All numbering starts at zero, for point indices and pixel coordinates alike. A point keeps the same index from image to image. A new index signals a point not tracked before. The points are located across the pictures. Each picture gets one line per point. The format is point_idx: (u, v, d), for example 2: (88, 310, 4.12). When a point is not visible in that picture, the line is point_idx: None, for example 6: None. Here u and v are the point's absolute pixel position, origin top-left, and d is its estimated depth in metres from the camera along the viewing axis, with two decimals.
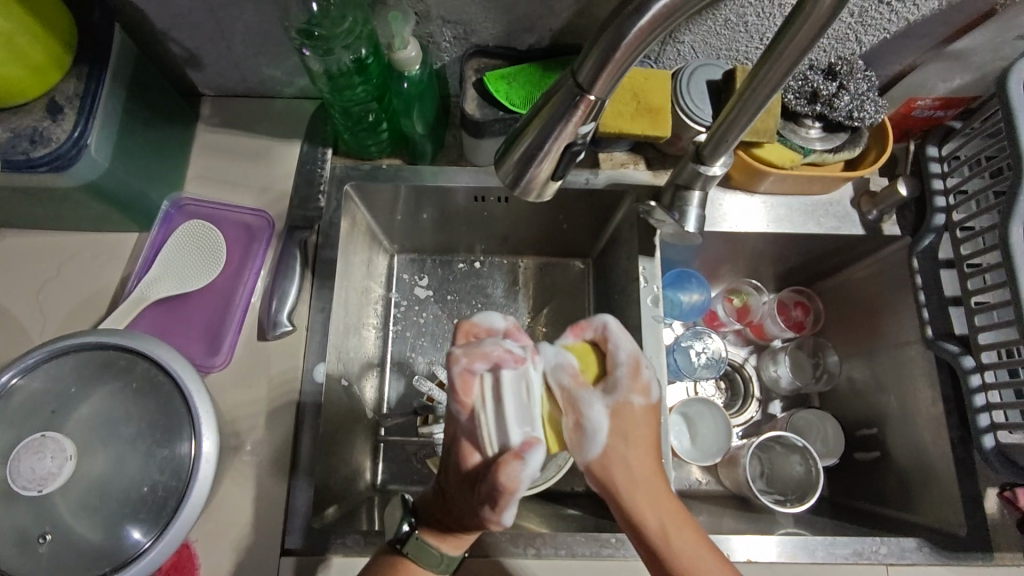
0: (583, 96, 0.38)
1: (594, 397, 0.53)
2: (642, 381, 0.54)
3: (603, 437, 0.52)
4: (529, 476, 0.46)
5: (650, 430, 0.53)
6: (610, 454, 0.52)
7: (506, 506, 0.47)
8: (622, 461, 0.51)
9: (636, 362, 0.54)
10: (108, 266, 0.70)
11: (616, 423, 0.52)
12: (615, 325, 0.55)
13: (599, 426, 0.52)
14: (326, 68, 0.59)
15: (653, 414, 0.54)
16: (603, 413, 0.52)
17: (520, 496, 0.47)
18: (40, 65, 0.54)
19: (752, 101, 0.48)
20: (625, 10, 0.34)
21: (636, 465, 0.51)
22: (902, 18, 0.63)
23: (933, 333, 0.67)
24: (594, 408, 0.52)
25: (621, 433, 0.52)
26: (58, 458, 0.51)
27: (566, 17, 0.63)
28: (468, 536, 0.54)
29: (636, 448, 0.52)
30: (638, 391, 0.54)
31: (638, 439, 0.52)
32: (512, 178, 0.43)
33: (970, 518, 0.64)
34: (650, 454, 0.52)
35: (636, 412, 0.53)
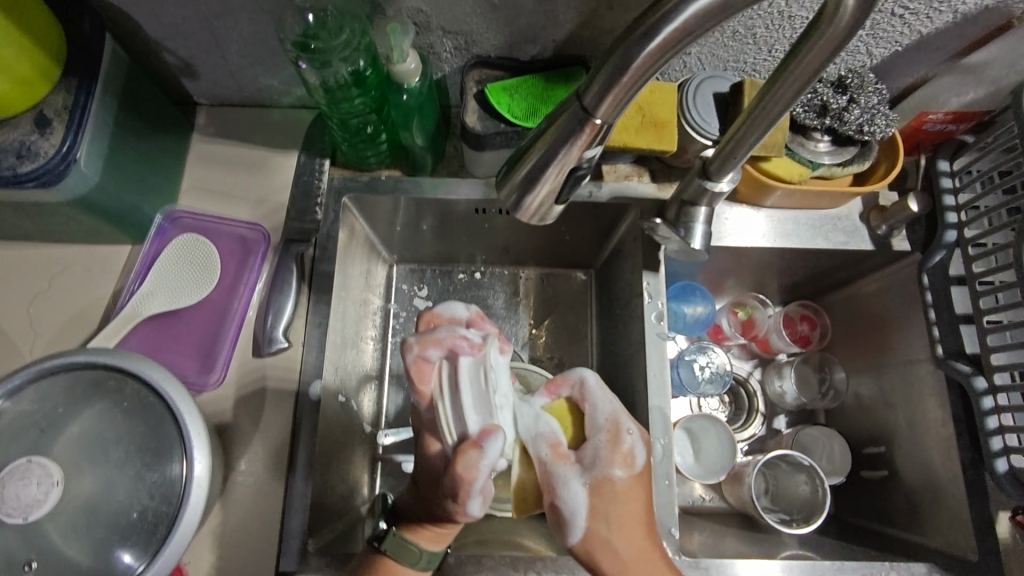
0: (588, 120, 0.37)
1: (572, 474, 0.53)
2: (623, 450, 0.54)
3: (582, 520, 0.53)
4: (488, 464, 0.48)
5: (635, 498, 0.54)
6: (593, 534, 0.52)
7: (471, 492, 0.49)
8: (609, 540, 0.52)
9: (616, 432, 0.55)
10: (101, 279, 0.69)
11: (596, 498, 0.53)
12: (591, 381, 0.57)
13: (577, 505, 0.53)
14: (322, 81, 0.58)
15: (637, 483, 0.55)
16: (581, 491, 0.53)
17: (480, 484, 0.49)
18: (28, 79, 0.53)
19: (761, 120, 0.46)
20: (635, 32, 0.33)
21: (622, 546, 0.52)
22: (914, 31, 0.62)
23: (943, 352, 0.65)
24: (571, 486, 0.53)
25: (603, 509, 0.53)
26: (44, 485, 0.50)
27: (570, 28, 0.61)
28: (448, 529, 0.55)
29: (621, 531, 0.53)
30: (618, 461, 0.54)
31: (623, 517, 0.53)
32: (513, 201, 0.42)
33: (981, 543, 0.62)
34: (636, 527, 0.53)
35: (618, 485, 0.54)
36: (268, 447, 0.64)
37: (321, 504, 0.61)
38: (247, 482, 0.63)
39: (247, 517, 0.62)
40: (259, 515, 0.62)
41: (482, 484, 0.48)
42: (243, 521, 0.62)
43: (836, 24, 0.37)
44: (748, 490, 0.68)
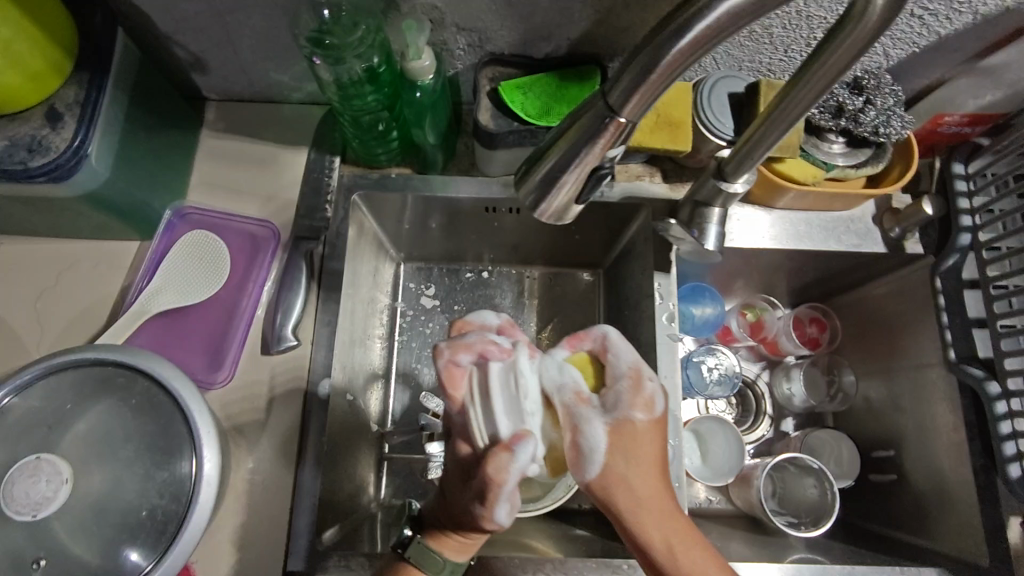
0: (612, 119, 0.37)
1: (594, 414, 0.51)
2: (643, 395, 0.51)
3: (600, 456, 0.49)
4: (523, 471, 0.48)
5: (655, 443, 0.51)
6: (609, 469, 0.49)
7: (501, 498, 0.48)
8: (624, 479, 0.49)
9: (638, 376, 0.52)
10: (108, 275, 0.68)
11: (615, 438, 0.50)
12: (615, 337, 0.55)
13: (597, 443, 0.50)
14: (336, 77, 0.57)
15: (658, 428, 0.52)
16: (602, 429, 0.50)
17: (510, 491, 0.48)
18: (40, 73, 0.53)
19: (781, 121, 0.46)
20: (665, 31, 0.34)
21: (637, 484, 0.49)
22: (932, 32, 0.61)
23: (955, 356, 0.65)
24: (593, 422, 0.50)
25: (621, 451, 0.50)
26: (54, 482, 0.49)
27: (585, 26, 0.60)
28: (474, 540, 0.54)
29: (638, 470, 0.49)
30: (640, 405, 0.51)
31: (641, 458, 0.50)
32: (532, 200, 0.42)
33: (992, 549, 0.62)
34: (654, 470, 0.50)
35: (639, 427, 0.50)
36: (276, 446, 0.64)
37: (328, 504, 0.61)
38: (255, 481, 0.62)
39: (254, 516, 0.61)
40: (266, 514, 0.61)
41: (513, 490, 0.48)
42: (249, 520, 0.61)
43: (863, 24, 0.37)
44: (756, 491, 0.68)
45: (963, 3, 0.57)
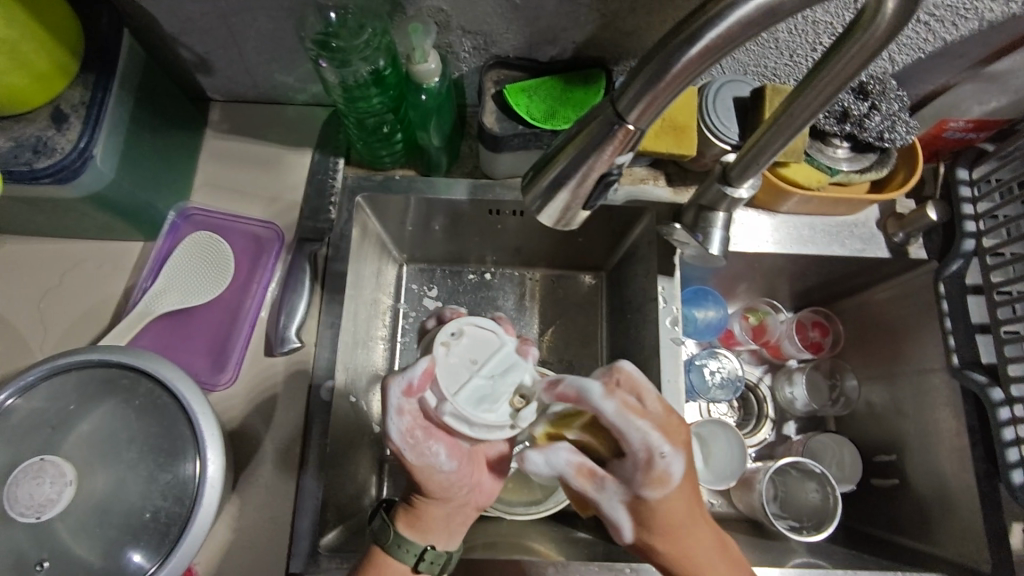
0: (620, 126, 0.37)
1: (610, 496, 0.49)
2: (658, 473, 0.47)
3: (628, 528, 0.49)
4: (407, 382, 0.49)
5: (685, 505, 0.49)
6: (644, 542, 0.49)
7: (387, 408, 0.49)
8: (663, 549, 0.49)
9: (650, 455, 0.47)
10: (112, 276, 0.68)
11: (637, 515, 0.49)
12: (612, 410, 0.48)
13: (622, 523, 0.49)
14: (341, 79, 0.57)
15: (684, 490, 0.48)
16: (622, 511, 0.49)
17: (396, 401, 0.49)
18: (45, 74, 0.53)
19: (788, 127, 0.46)
20: (676, 39, 0.34)
21: (678, 551, 0.48)
22: (938, 38, 0.61)
23: (959, 362, 0.65)
24: (609, 503, 0.49)
25: (651, 526, 0.49)
26: (57, 484, 0.50)
27: (591, 30, 0.60)
28: (424, 511, 0.51)
29: (678, 540, 0.48)
30: (658, 483, 0.47)
31: (677, 525, 0.49)
32: (540, 203, 0.43)
33: (995, 555, 0.62)
34: (693, 528, 0.49)
35: (663, 503, 0.48)
36: (278, 447, 0.64)
37: (330, 505, 0.61)
38: (258, 482, 0.62)
39: (256, 518, 0.61)
40: (268, 516, 0.61)
41: (397, 400, 0.49)
42: (251, 522, 0.61)
43: (873, 31, 0.37)
44: (759, 495, 0.68)
45: (969, 9, 0.57)
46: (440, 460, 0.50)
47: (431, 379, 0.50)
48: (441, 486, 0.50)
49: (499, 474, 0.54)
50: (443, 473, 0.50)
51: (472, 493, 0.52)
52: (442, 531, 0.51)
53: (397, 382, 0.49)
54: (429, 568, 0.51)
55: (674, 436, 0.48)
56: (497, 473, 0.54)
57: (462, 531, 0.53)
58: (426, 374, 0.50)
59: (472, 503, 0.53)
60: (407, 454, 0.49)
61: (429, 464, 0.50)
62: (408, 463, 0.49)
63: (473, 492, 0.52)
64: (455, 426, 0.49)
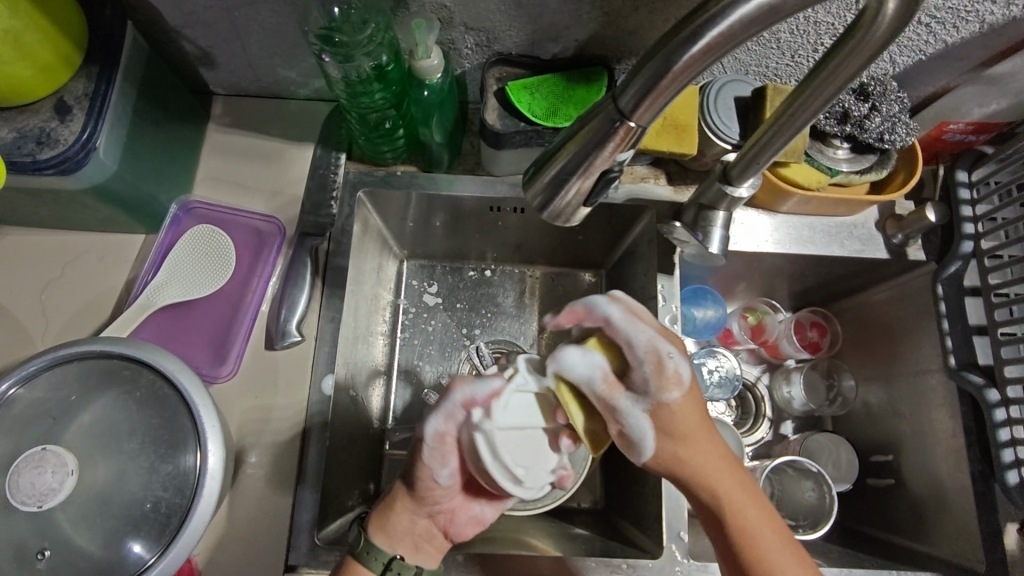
0: (622, 123, 0.38)
1: (632, 403, 0.48)
2: (669, 374, 0.49)
3: (650, 438, 0.49)
4: (470, 394, 0.51)
5: (696, 412, 0.49)
6: (663, 452, 0.49)
7: (439, 405, 0.52)
8: (680, 457, 0.49)
9: (657, 358, 0.49)
10: (114, 268, 0.68)
11: (658, 422, 0.49)
12: (618, 316, 0.51)
13: (645, 432, 0.48)
14: (344, 75, 0.58)
15: (693, 396, 0.50)
16: (645, 418, 0.48)
17: (450, 404, 0.51)
18: (50, 65, 0.53)
19: (788, 126, 0.46)
20: (676, 37, 0.34)
21: (692, 456, 0.48)
22: (939, 40, 0.61)
23: (956, 362, 0.66)
24: (632, 412, 0.48)
25: (668, 434, 0.49)
26: (59, 473, 0.50)
27: (593, 28, 0.61)
28: (396, 519, 0.52)
29: (694, 445, 0.49)
30: (668, 386, 0.48)
31: (690, 431, 0.49)
32: (541, 200, 0.43)
33: (989, 554, 0.62)
34: (705, 435, 0.49)
35: (676, 407, 0.49)
36: (278, 441, 0.64)
37: (329, 498, 0.61)
38: (257, 475, 0.63)
39: (254, 511, 0.62)
40: (266, 509, 0.62)
41: (451, 404, 0.51)
42: (250, 515, 0.61)
43: (873, 32, 0.37)
44: None
45: (970, 11, 0.58)
46: (442, 474, 0.52)
47: (490, 396, 0.50)
48: (427, 493, 0.52)
49: (477, 514, 0.55)
50: (436, 482, 0.52)
51: (442, 517, 0.54)
52: (410, 544, 0.52)
53: (461, 389, 0.51)
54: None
55: (677, 343, 0.50)
56: (475, 514, 0.55)
57: (428, 551, 0.53)
58: (491, 391, 0.50)
59: (440, 525, 0.54)
60: (425, 452, 0.52)
61: (431, 469, 0.52)
62: (419, 459, 0.52)
63: (439, 515, 0.54)
64: (480, 450, 0.49)
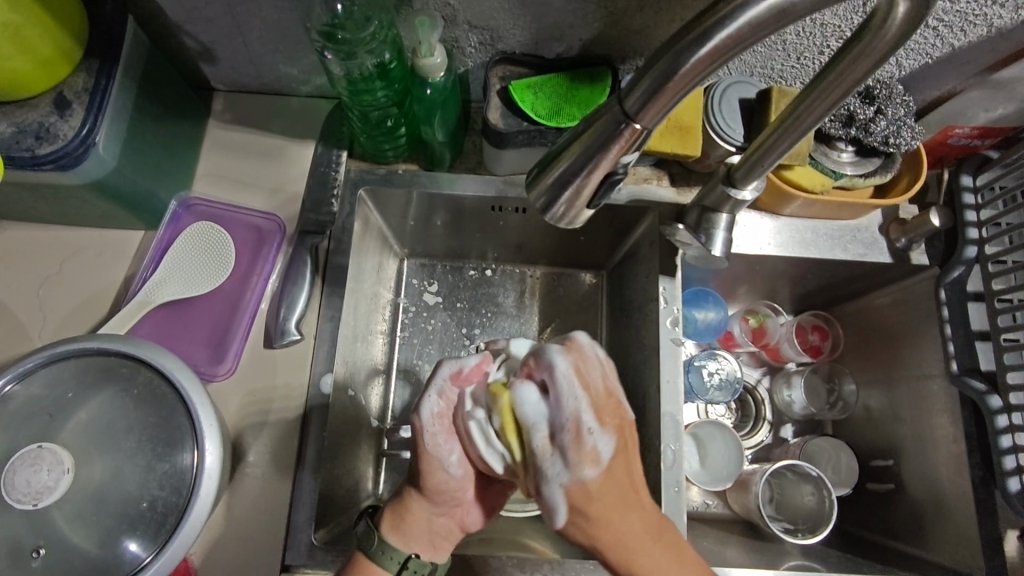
0: (627, 125, 0.37)
1: (551, 472, 0.45)
2: (586, 452, 0.45)
3: (564, 512, 0.46)
4: (458, 367, 0.53)
5: (614, 495, 0.46)
6: (576, 529, 0.46)
7: (429, 386, 0.53)
8: (591, 537, 0.45)
9: (576, 432, 0.45)
10: (113, 264, 0.68)
11: (573, 500, 0.45)
12: (564, 369, 0.46)
13: (558, 505, 0.46)
14: (347, 72, 0.57)
15: (612, 475, 0.46)
16: (560, 493, 0.45)
17: (440, 382, 0.53)
18: (49, 59, 0.52)
19: (793, 129, 0.46)
20: (684, 39, 0.34)
21: (608, 534, 0.45)
22: (946, 43, 0.61)
23: (958, 368, 0.65)
24: (551, 483, 0.45)
25: (583, 512, 0.45)
26: (55, 471, 0.49)
27: (598, 28, 0.60)
28: (408, 514, 0.51)
29: (606, 528, 0.45)
30: (582, 462, 0.45)
31: (608, 512, 0.45)
32: (544, 201, 0.43)
33: (989, 561, 0.62)
34: (625, 514, 0.45)
35: (591, 487, 0.45)
36: (275, 439, 0.63)
37: (325, 498, 0.60)
38: (254, 474, 0.62)
39: (251, 510, 0.61)
40: (263, 508, 0.61)
41: (441, 381, 0.53)
42: (247, 514, 0.61)
43: (882, 35, 0.37)
44: (755, 497, 0.67)
45: (978, 15, 0.57)
46: (450, 462, 0.51)
47: (477, 376, 0.52)
48: (439, 489, 0.51)
49: (489, 500, 0.54)
50: (446, 474, 0.51)
51: (459, 511, 0.52)
52: (425, 541, 0.51)
53: (449, 364, 0.53)
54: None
55: (609, 415, 0.46)
56: (487, 502, 0.54)
57: (445, 547, 0.52)
58: (476, 369, 0.53)
59: (457, 519, 0.52)
60: (425, 439, 0.51)
61: (438, 459, 0.51)
62: (421, 449, 0.51)
63: (457, 509, 0.52)
64: (474, 436, 0.49)
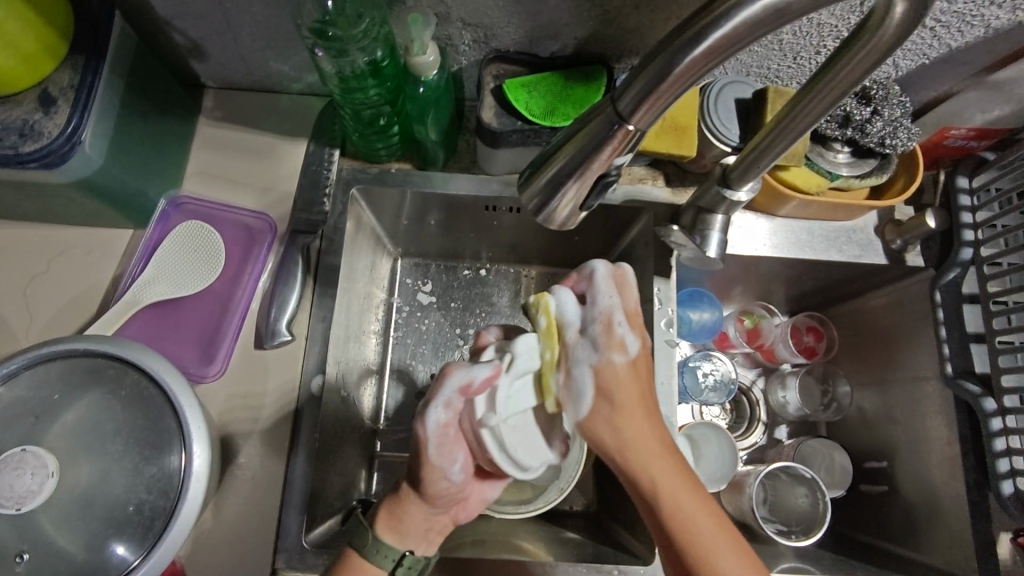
0: (621, 126, 0.37)
1: (583, 354, 0.50)
2: (616, 338, 0.51)
3: (587, 399, 0.49)
4: (467, 379, 0.50)
5: (636, 386, 0.49)
6: (595, 419, 0.48)
7: (437, 395, 0.50)
8: (612, 427, 0.48)
9: (608, 320, 0.51)
10: (101, 263, 0.67)
11: (599, 382, 0.49)
12: (602, 274, 0.54)
13: (584, 386, 0.49)
14: (338, 70, 0.57)
15: (637, 368, 0.50)
16: (589, 373, 0.49)
17: (447, 393, 0.50)
18: (33, 55, 0.51)
19: (789, 128, 0.45)
20: (679, 39, 0.33)
21: (627, 424, 0.48)
22: (943, 44, 0.61)
23: (952, 370, 0.65)
24: (579, 367, 0.50)
25: (606, 396, 0.49)
26: (39, 475, 0.48)
27: (592, 26, 0.60)
28: (404, 517, 0.50)
29: (625, 409, 0.48)
30: (611, 347, 0.50)
31: (626, 399, 0.49)
32: (536, 203, 0.42)
33: (982, 564, 0.62)
34: (640, 409, 0.49)
35: (615, 370, 0.49)
36: (266, 441, 0.63)
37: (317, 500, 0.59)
38: (245, 476, 0.62)
39: (242, 512, 0.61)
40: (254, 511, 0.61)
41: (449, 395, 0.50)
42: (237, 516, 0.61)
43: (880, 35, 0.36)
44: (749, 500, 0.67)
45: (975, 15, 0.57)
46: (453, 471, 0.50)
47: (489, 388, 0.49)
48: (438, 493, 0.50)
49: (485, 497, 0.53)
50: (447, 481, 0.50)
51: (456, 508, 0.52)
52: (420, 539, 0.51)
53: (458, 376, 0.50)
54: (404, 574, 0.50)
55: (638, 322, 0.52)
56: (482, 497, 0.53)
57: (437, 541, 0.52)
58: (487, 380, 0.49)
59: (453, 515, 0.52)
60: (430, 449, 0.50)
61: (441, 468, 0.50)
62: (425, 458, 0.50)
63: (455, 506, 0.52)
64: (488, 446, 0.49)
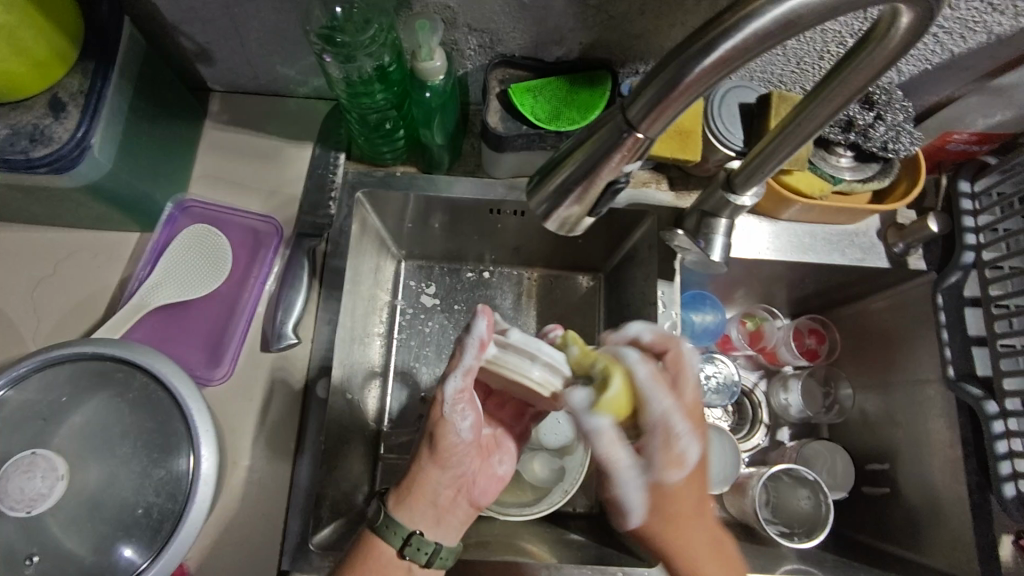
0: (629, 134, 0.37)
1: (632, 476, 0.53)
2: (674, 454, 0.53)
3: (638, 514, 0.53)
4: (477, 337, 0.51)
5: (689, 497, 0.53)
6: (647, 526, 0.53)
7: (457, 363, 0.51)
8: (659, 540, 0.53)
9: (666, 432, 0.53)
10: (107, 267, 0.67)
11: (651, 500, 0.53)
12: (644, 375, 0.52)
13: (636, 504, 0.53)
14: (345, 75, 0.57)
15: (693, 480, 0.53)
16: (639, 493, 0.53)
17: (467, 360, 0.51)
18: (44, 61, 0.52)
19: (793, 137, 0.46)
20: (689, 49, 0.33)
21: (674, 537, 0.52)
22: (946, 50, 0.61)
23: (954, 373, 0.66)
24: (631, 483, 0.53)
25: (658, 510, 0.53)
26: (49, 478, 0.49)
27: (597, 32, 0.60)
28: (417, 490, 0.51)
29: (678, 524, 0.52)
30: (669, 465, 0.53)
31: (674, 513, 0.52)
32: (544, 209, 0.42)
33: (984, 564, 0.62)
34: (686, 523, 0.52)
35: (670, 487, 0.53)
36: (272, 443, 0.63)
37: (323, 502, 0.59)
38: (252, 478, 0.62)
39: (247, 514, 0.61)
40: (260, 513, 0.61)
41: (470, 359, 0.51)
42: (243, 517, 0.61)
43: (886, 43, 0.36)
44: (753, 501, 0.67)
45: (978, 22, 0.57)
46: (463, 426, 0.52)
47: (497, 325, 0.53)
48: (451, 452, 0.52)
49: (499, 475, 0.56)
50: (458, 438, 0.52)
51: (466, 486, 0.53)
52: (430, 518, 0.51)
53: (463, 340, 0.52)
54: (414, 555, 0.49)
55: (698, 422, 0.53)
56: (494, 474, 0.56)
57: (448, 524, 0.52)
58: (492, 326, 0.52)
59: (466, 495, 0.53)
60: (444, 408, 0.51)
61: (452, 424, 0.52)
62: (438, 416, 0.52)
63: (465, 483, 0.53)
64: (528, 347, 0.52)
